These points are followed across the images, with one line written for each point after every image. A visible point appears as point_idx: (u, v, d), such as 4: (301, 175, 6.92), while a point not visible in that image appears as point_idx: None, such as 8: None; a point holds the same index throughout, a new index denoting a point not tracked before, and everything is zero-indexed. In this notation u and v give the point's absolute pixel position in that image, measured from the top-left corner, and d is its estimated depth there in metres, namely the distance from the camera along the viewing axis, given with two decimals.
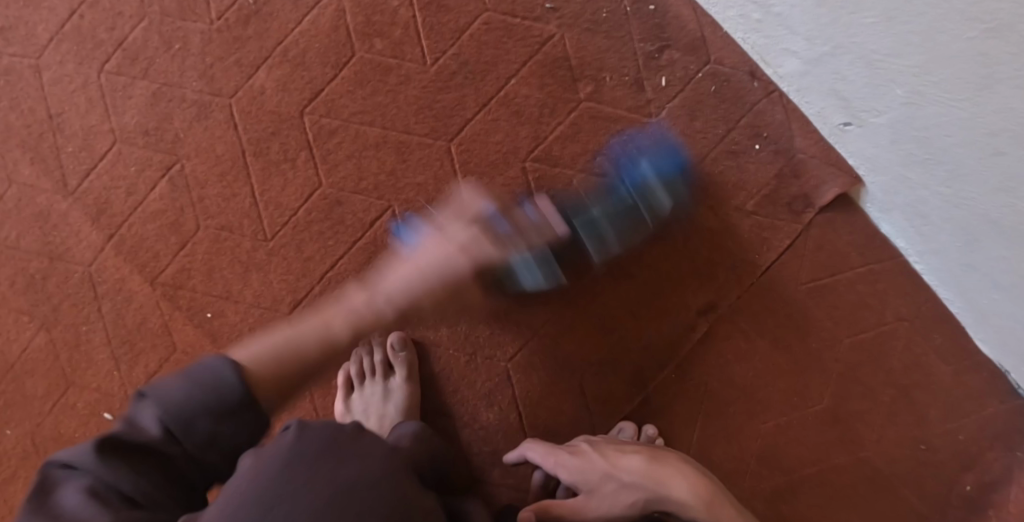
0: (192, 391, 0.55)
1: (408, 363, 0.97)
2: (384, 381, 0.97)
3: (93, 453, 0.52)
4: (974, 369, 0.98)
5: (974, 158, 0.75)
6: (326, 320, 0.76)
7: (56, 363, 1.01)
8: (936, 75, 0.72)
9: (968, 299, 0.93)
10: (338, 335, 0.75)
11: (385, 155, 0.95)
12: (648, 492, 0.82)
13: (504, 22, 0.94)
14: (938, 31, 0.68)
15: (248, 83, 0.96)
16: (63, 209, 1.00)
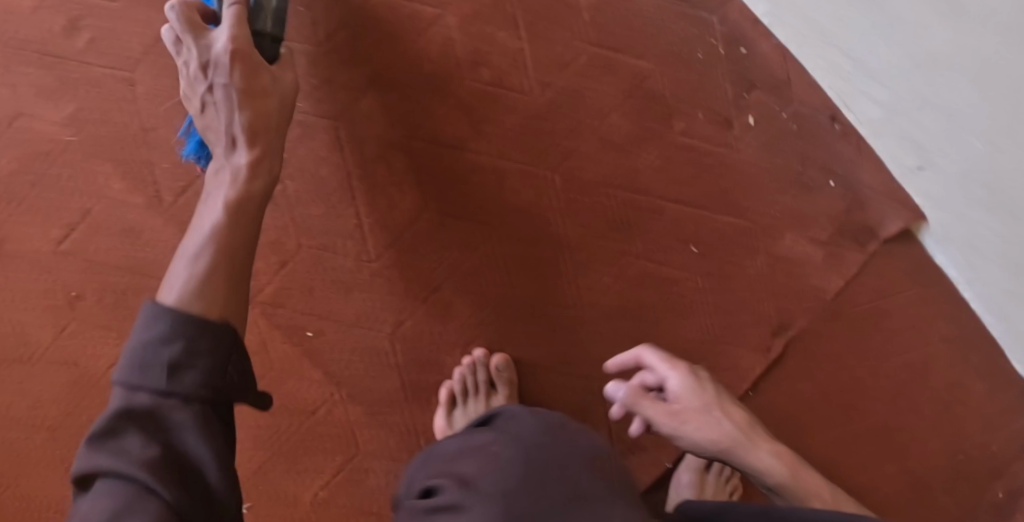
0: (137, 344, 0.56)
1: (510, 385, 1.01)
2: (487, 401, 0.99)
3: (88, 455, 0.53)
4: (1008, 385, 1.06)
5: None
6: (227, 183, 0.68)
7: None
8: (1017, 134, 0.79)
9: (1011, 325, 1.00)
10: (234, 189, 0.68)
11: (489, 182, 0.99)
12: (734, 446, 0.76)
13: (606, 58, 0.99)
14: None
15: (355, 106, 0.99)
16: (157, 225, 1.00)
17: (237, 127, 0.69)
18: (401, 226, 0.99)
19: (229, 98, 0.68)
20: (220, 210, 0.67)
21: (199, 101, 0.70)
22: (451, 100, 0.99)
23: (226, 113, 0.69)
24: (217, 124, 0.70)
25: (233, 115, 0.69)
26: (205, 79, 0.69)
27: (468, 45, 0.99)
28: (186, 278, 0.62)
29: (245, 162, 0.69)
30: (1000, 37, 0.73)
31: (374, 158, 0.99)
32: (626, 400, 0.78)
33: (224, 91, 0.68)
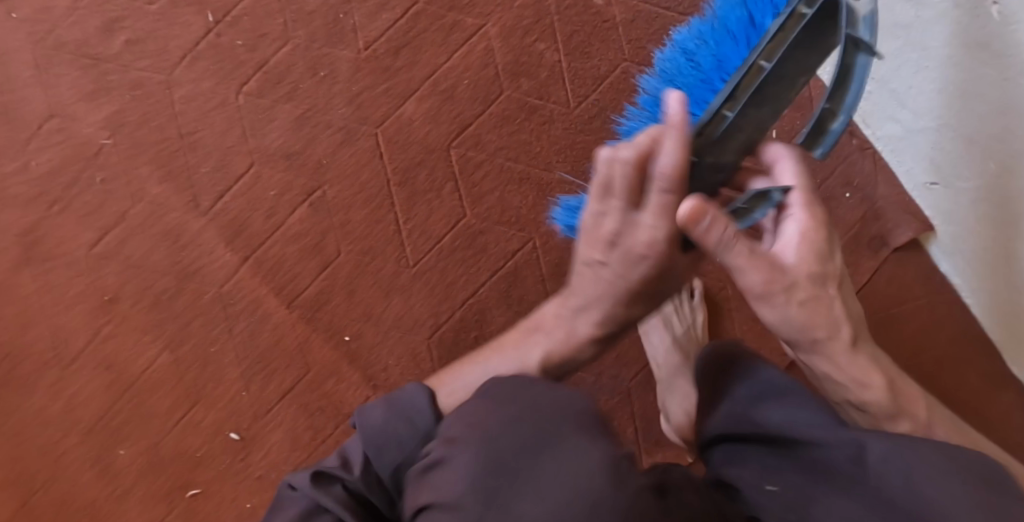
0: (387, 416, 0.61)
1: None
2: None
3: (310, 479, 0.57)
4: (1008, 385, 1.10)
5: None
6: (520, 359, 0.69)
7: (180, 383, 1.00)
8: None
9: (1008, 336, 1.05)
10: (531, 367, 0.68)
11: (527, 191, 1.02)
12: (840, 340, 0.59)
13: (639, 72, 1.02)
14: None
15: (396, 113, 1.00)
16: (194, 228, 0.99)
17: (610, 291, 0.63)
18: (440, 231, 1.00)
19: (625, 272, 0.60)
20: (517, 363, 0.69)
21: (586, 255, 0.63)
22: (490, 110, 1.01)
23: (604, 288, 0.63)
24: (584, 280, 0.64)
25: (635, 275, 0.60)
26: (624, 252, 0.59)
27: (507, 55, 1.01)
28: (459, 390, 0.67)
29: (584, 331, 0.68)
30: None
31: (414, 164, 1.00)
32: (704, 247, 0.55)
33: (619, 266, 0.60)
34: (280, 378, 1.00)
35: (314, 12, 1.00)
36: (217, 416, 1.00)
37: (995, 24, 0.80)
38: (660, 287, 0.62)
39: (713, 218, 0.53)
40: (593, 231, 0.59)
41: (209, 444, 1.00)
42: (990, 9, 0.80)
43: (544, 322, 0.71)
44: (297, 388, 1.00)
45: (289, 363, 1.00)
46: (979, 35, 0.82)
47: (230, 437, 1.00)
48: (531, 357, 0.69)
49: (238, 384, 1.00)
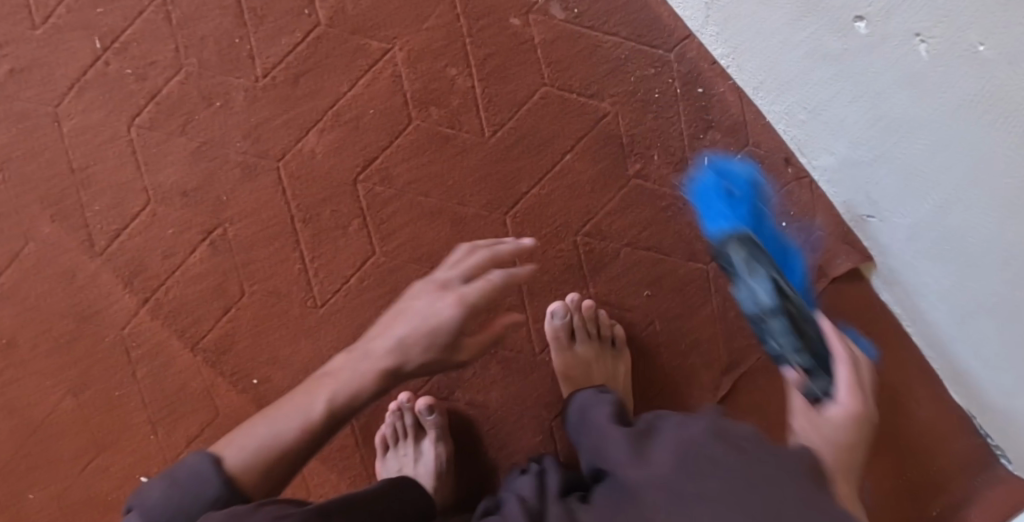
0: (169, 491, 0.63)
1: (438, 427, 0.97)
2: (417, 444, 0.97)
3: None
4: (949, 410, 1.05)
5: (986, 265, 0.82)
6: (304, 408, 0.66)
7: (85, 428, 0.97)
8: (967, 194, 0.79)
9: (950, 365, 1.01)
10: (314, 413, 0.65)
11: (439, 227, 0.96)
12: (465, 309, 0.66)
13: (560, 97, 0.96)
14: (978, 165, 0.75)
15: (297, 147, 0.94)
16: (90, 270, 0.95)
17: (398, 341, 0.66)
18: (347, 271, 0.96)
19: (432, 314, 0.66)
20: (299, 420, 0.65)
21: (406, 302, 0.69)
22: (398, 142, 0.95)
23: (387, 345, 0.67)
24: (381, 340, 0.68)
25: (438, 325, 0.66)
26: (438, 297, 0.67)
27: (415, 82, 0.94)
28: (243, 445, 0.64)
29: (374, 370, 0.67)
30: (957, 111, 0.73)
31: (317, 201, 0.95)
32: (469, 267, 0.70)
33: (422, 314, 0.66)
34: (188, 421, 0.97)
35: (206, 38, 0.93)
36: (125, 461, 0.97)
37: (924, 61, 0.73)
38: (455, 339, 0.67)
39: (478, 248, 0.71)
40: (421, 286, 0.68)
41: (121, 487, 0.97)
42: (917, 45, 0.73)
43: (337, 369, 0.68)
44: (205, 432, 0.97)
45: (196, 406, 0.97)
46: (909, 72, 0.75)
47: (139, 482, 0.97)
48: (315, 404, 0.66)
49: (145, 428, 0.97)
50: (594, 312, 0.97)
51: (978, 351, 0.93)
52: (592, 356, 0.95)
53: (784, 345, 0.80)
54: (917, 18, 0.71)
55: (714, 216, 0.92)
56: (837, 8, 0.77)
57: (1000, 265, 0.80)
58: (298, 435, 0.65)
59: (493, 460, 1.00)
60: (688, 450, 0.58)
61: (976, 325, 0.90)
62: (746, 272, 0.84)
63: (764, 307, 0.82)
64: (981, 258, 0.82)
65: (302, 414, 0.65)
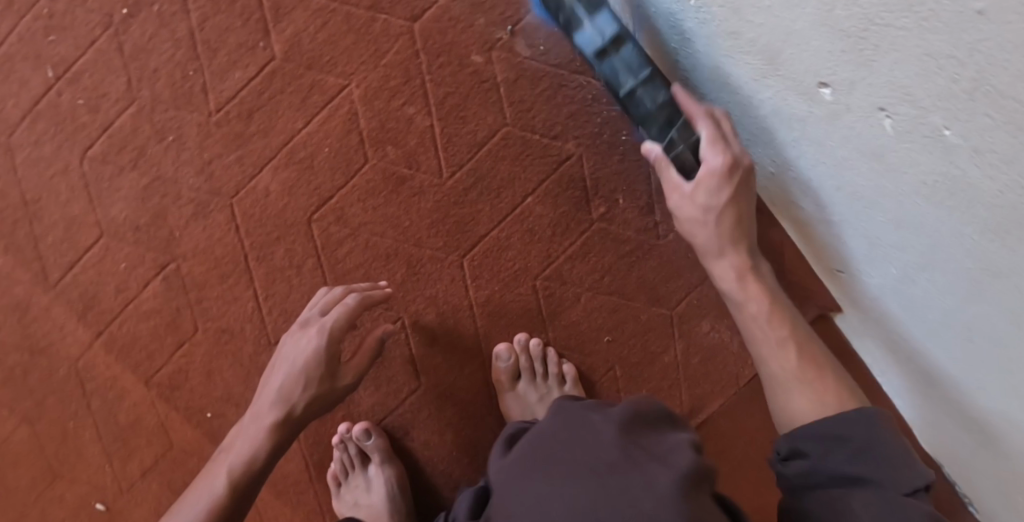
0: None
1: (380, 450, 0.97)
2: (364, 471, 0.98)
3: None
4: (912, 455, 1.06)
5: (951, 334, 0.81)
6: (208, 490, 0.81)
7: (40, 457, 0.98)
8: (932, 268, 0.77)
9: (918, 408, 1.01)
10: (217, 489, 0.81)
11: (395, 268, 0.95)
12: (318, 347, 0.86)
13: (522, 138, 0.93)
14: (941, 245, 0.73)
15: (250, 184, 0.92)
16: (44, 302, 0.95)
17: (275, 395, 0.85)
18: (301, 310, 0.94)
19: (296, 360, 0.85)
20: (207, 499, 0.81)
21: (277, 356, 0.88)
22: (354, 182, 0.93)
23: (267, 402, 0.85)
24: (262, 399, 0.86)
25: (304, 357, 0.85)
26: (300, 340, 0.87)
27: (371, 120, 0.92)
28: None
29: (266, 432, 0.84)
30: (922, 188, 0.69)
31: (270, 240, 0.93)
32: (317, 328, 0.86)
33: (292, 353, 0.86)
34: (141, 454, 0.97)
35: (158, 70, 0.90)
36: (81, 489, 0.98)
37: (888, 136, 0.69)
38: (329, 363, 0.86)
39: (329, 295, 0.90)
40: (286, 339, 0.88)
41: (75, 516, 0.98)
42: (882, 119, 0.68)
43: (231, 446, 0.86)
44: (159, 465, 0.97)
45: (150, 439, 0.97)
46: (874, 145, 0.71)
47: (95, 510, 0.98)
48: (218, 483, 0.82)
49: (100, 458, 0.97)
50: (541, 352, 0.97)
51: (951, 407, 0.90)
52: (535, 396, 0.97)
53: (686, 136, 0.80)
54: (879, 94, 0.66)
55: (547, 9, 0.88)
56: (803, 72, 0.73)
57: (963, 337, 0.79)
58: (205, 514, 0.80)
59: (448, 498, 1.00)
60: (538, 436, 0.67)
61: (948, 383, 0.87)
62: (585, 13, 0.83)
63: (610, 40, 0.83)
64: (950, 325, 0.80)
65: (208, 494, 0.81)
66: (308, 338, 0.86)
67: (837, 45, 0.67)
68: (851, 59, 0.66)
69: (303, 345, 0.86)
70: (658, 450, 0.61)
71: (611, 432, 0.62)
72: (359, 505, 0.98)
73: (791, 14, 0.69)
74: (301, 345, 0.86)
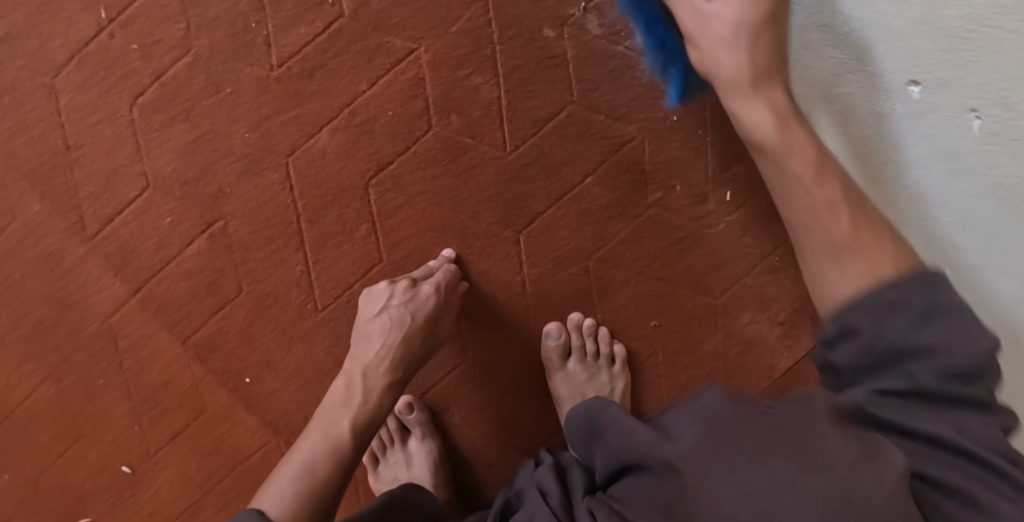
0: None
1: (422, 424, 0.98)
2: (405, 447, 1.00)
3: None
4: None
5: (987, 328, 0.84)
6: (330, 435, 0.81)
7: (65, 413, 0.95)
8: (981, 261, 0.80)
9: None
10: (342, 437, 0.81)
11: (449, 240, 0.93)
12: (422, 307, 0.87)
13: (586, 117, 0.92)
14: (1002, 239, 0.77)
15: (307, 143, 0.90)
16: (80, 254, 0.91)
17: (392, 349, 0.87)
18: (350, 277, 0.92)
19: (411, 314, 0.87)
20: (330, 459, 0.80)
21: (382, 307, 0.88)
22: (414, 148, 0.91)
23: (380, 353, 0.87)
24: (372, 350, 0.87)
25: (422, 314, 0.87)
26: (414, 297, 0.87)
27: (437, 87, 0.90)
28: (281, 496, 0.76)
29: (379, 386, 0.86)
30: (998, 187, 0.73)
31: (324, 203, 0.91)
32: (424, 290, 0.88)
33: (405, 307, 0.87)
34: (171, 417, 0.94)
35: (218, 19, 0.86)
36: (106, 450, 0.96)
37: (972, 138, 0.72)
38: (433, 321, 0.88)
39: (434, 263, 0.92)
40: (389, 291, 0.88)
41: (96, 477, 0.97)
42: (970, 120, 0.71)
43: (331, 409, 0.84)
44: (189, 429, 0.95)
45: (181, 402, 0.94)
46: (954, 148, 0.74)
47: (119, 471, 0.96)
48: (340, 428, 0.82)
49: (128, 419, 0.94)
50: (593, 330, 0.98)
51: None
52: (585, 377, 0.97)
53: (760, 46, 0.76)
54: (973, 94, 0.69)
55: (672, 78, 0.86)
56: (887, 73, 0.73)
57: (999, 327, 0.83)
58: (329, 460, 0.80)
59: (481, 475, 1.01)
60: (717, 421, 0.54)
61: None
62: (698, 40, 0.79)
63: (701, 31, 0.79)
64: (990, 326, 0.83)
65: (330, 439, 0.81)
66: (416, 299, 0.87)
67: (937, 47, 0.68)
68: (951, 59, 0.68)
69: (413, 306, 0.87)
70: (959, 470, 0.57)
71: (843, 446, 0.51)
72: (399, 478, 1.00)
73: (892, 10, 0.69)
74: (405, 301, 0.87)
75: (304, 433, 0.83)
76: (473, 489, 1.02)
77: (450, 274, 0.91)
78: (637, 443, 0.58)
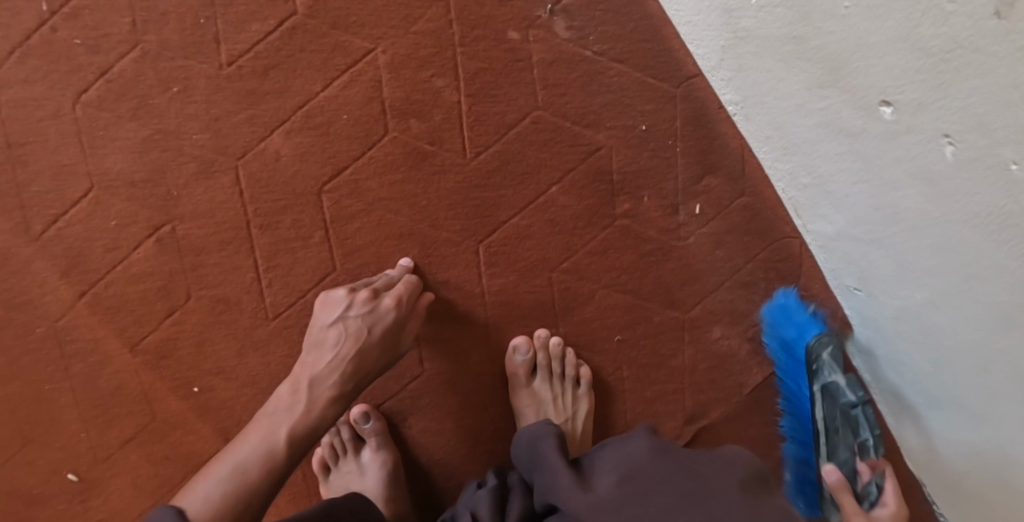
0: None
1: (378, 433, 0.94)
2: (357, 457, 0.96)
3: None
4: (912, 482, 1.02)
5: (968, 366, 0.78)
6: (267, 439, 0.79)
7: (11, 419, 0.92)
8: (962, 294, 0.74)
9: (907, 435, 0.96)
10: (278, 443, 0.79)
11: (408, 248, 0.90)
12: (382, 320, 0.85)
13: (553, 124, 0.88)
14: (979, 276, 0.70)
15: (260, 146, 0.86)
16: (24, 255, 0.88)
17: (344, 362, 0.84)
18: (304, 285, 0.89)
19: (367, 328, 0.84)
20: (262, 464, 0.77)
21: (339, 316, 0.85)
22: (372, 153, 0.87)
23: (331, 365, 0.84)
24: (323, 360, 0.84)
25: (379, 328, 0.85)
26: (373, 309, 0.85)
27: (397, 90, 0.86)
28: (206, 496, 0.73)
29: (324, 396, 0.83)
30: (969, 220, 0.68)
31: (278, 208, 0.87)
32: (384, 302, 0.85)
33: (362, 320, 0.84)
34: (121, 424, 0.92)
35: (167, 13, 0.83)
36: (54, 456, 0.93)
37: (945, 164, 0.67)
38: (388, 334, 0.86)
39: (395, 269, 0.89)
40: (347, 300, 0.85)
41: (46, 483, 0.94)
42: (944, 146, 0.66)
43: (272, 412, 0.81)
44: (140, 436, 0.93)
45: (132, 408, 0.92)
46: (930, 172, 0.69)
47: (68, 477, 0.94)
48: (279, 434, 0.80)
49: (77, 425, 0.92)
50: (561, 351, 0.95)
51: (945, 437, 0.89)
52: (550, 396, 0.95)
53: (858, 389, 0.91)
54: (947, 117, 0.64)
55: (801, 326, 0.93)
56: (866, 88, 0.69)
57: (977, 366, 0.77)
58: (261, 466, 0.77)
59: (440, 488, 0.98)
60: (632, 464, 0.63)
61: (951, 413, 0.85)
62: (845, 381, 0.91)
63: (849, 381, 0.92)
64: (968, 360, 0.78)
65: (266, 443, 0.79)
66: (375, 311, 0.85)
67: (911, 66, 0.64)
68: (925, 79, 0.63)
69: (370, 318, 0.85)
70: None
71: (731, 492, 0.60)
72: (350, 488, 0.96)
73: (869, 25, 0.65)
74: (365, 313, 0.85)
75: (241, 434, 0.80)
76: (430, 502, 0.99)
77: (413, 286, 0.87)
78: (559, 487, 0.65)
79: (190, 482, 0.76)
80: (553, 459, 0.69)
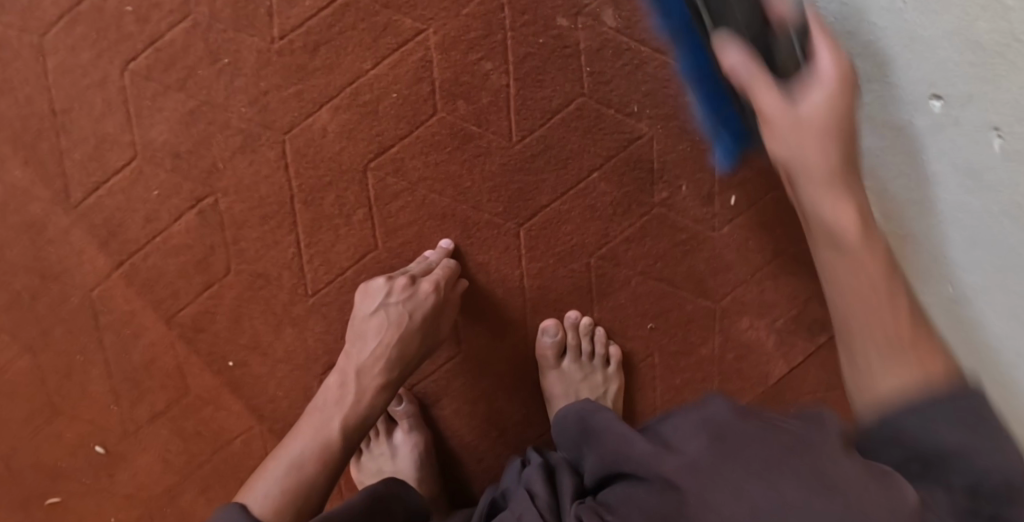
0: None
1: (411, 416, 0.96)
2: (390, 440, 0.97)
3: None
4: None
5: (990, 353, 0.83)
6: (320, 433, 0.79)
7: (41, 389, 0.92)
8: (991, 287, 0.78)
9: None
10: (331, 436, 0.78)
11: (448, 229, 0.90)
12: (421, 305, 0.85)
13: (597, 111, 0.89)
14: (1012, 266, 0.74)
15: (307, 122, 0.86)
16: (63, 224, 0.87)
17: (388, 349, 0.85)
18: (345, 262, 0.90)
19: (408, 314, 0.85)
20: (319, 459, 0.76)
21: (378, 304, 0.85)
22: (418, 133, 0.88)
23: (376, 352, 0.84)
24: (367, 349, 0.85)
25: (420, 313, 0.85)
26: (412, 295, 0.85)
27: (445, 71, 0.86)
28: (266, 494, 0.72)
29: (372, 386, 0.84)
30: (1006, 210, 0.70)
31: (321, 184, 0.88)
32: (423, 288, 0.85)
33: (403, 306, 0.85)
34: (152, 399, 0.92)
35: None
36: (83, 428, 0.92)
37: (992, 157, 0.69)
38: (428, 321, 0.86)
39: (430, 254, 0.90)
40: (386, 288, 0.86)
41: (72, 456, 0.94)
42: (992, 138, 0.68)
43: (321, 409, 0.81)
44: (169, 412, 0.92)
45: (164, 382, 0.91)
46: (971, 165, 0.71)
47: (96, 451, 0.93)
48: (331, 426, 0.79)
49: (107, 398, 0.91)
50: (590, 330, 0.96)
51: None
52: (579, 376, 0.95)
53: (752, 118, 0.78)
54: (995, 111, 0.66)
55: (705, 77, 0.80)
56: (915, 81, 0.71)
57: (1001, 354, 0.81)
58: (317, 460, 0.76)
59: (469, 470, 0.99)
60: (721, 431, 0.52)
61: None
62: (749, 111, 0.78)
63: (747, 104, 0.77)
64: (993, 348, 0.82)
65: (320, 438, 0.78)
66: (414, 297, 0.85)
67: (965, 60, 0.66)
68: (978, 72, 0.65)
69: (409, 303, 0.85)
70: None
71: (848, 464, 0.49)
72: (383, 471, 0.98)
73: (923, 19, 0.67)
74: (405, 300, 0.85)
75: (293, 433, 0.80)
76: (458, 485, 1.00)
77: (450, 269, 0.88)
78: (633, 454, 0.56)
79: (248, 485, 0.75)
80: (614, 430, 0.60)
